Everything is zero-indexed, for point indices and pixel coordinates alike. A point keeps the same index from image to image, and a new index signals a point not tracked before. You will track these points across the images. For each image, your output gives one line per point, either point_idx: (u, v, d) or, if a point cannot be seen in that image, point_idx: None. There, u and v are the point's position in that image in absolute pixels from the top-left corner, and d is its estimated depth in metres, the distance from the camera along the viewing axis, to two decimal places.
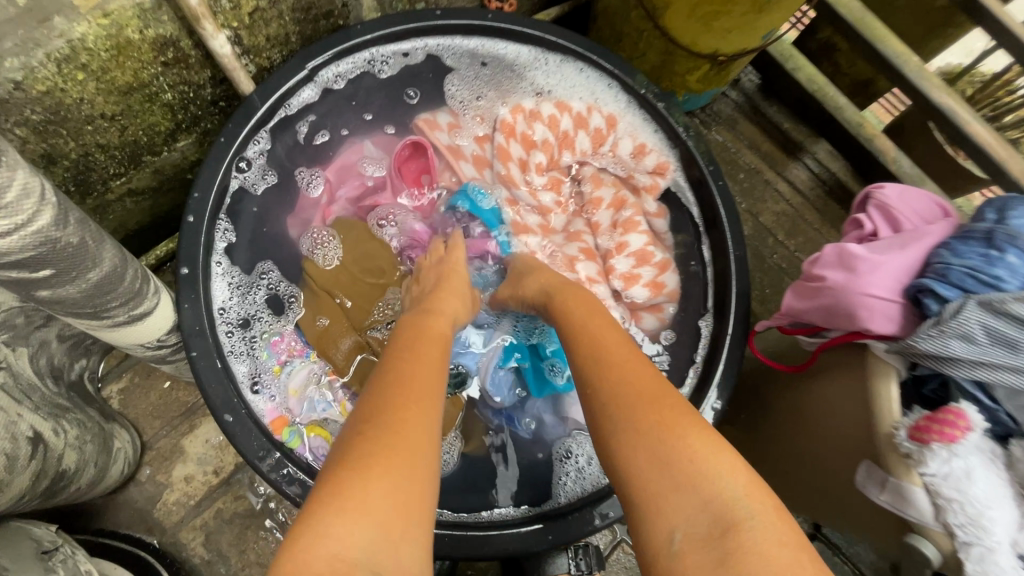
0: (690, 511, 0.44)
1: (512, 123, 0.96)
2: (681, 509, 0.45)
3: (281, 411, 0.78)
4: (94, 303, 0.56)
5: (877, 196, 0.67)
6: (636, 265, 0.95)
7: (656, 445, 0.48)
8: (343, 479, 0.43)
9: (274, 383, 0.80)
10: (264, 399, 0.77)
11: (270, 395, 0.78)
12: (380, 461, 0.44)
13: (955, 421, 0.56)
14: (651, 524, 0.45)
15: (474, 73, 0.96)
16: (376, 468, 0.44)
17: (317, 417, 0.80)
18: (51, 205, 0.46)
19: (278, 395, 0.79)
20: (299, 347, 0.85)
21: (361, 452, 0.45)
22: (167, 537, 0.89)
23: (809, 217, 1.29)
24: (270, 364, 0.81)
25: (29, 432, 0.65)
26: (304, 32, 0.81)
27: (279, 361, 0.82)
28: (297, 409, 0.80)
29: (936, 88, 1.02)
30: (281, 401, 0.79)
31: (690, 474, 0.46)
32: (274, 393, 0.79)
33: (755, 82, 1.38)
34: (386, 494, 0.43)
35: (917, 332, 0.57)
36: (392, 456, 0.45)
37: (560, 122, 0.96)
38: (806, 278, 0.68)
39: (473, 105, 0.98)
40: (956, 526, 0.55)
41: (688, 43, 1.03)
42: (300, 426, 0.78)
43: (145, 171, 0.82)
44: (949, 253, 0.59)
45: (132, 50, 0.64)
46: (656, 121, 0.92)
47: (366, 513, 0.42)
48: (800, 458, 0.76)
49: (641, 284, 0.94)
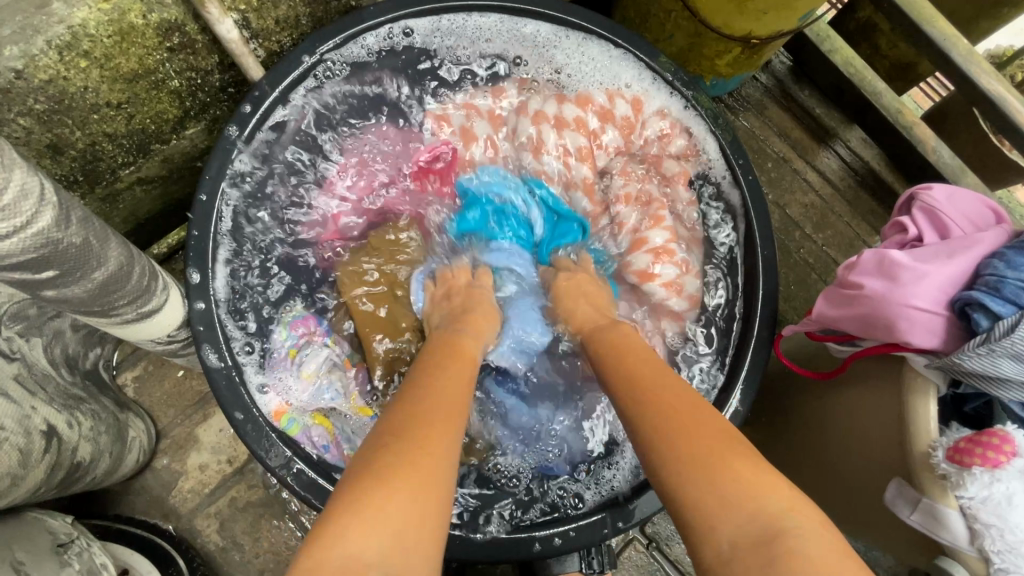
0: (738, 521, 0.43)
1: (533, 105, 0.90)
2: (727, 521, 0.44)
3: (285, 396, 0.75)
4: (100, 302, 0.55)
5: (925, 198, 0.63)
6: (654, 263, 0.85)
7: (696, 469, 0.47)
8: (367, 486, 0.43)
9: (285, 365, 0.77)
10: (269, 384, 0.75)
11: (278, 381, 0.75)
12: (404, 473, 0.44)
13: (999, 445, 0.52)
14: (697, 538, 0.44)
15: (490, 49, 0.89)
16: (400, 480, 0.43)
17: (322, 406, 0.76)
18: (52, 205, 0.44)
19: (286, 376, 0.76)
20: (319, 332, 0.80)
21: (392, 459, 0.45)
22: (183, 524, 0.90)
23: (839, 210, 1.23)
24: (286, 345, 0.78)
25: (43, 425, 0.65)
26: (314, 13, 0.78)
27: (295, 344, 0.78)
28: (304, 395, 0.76)
29: (987, 73, 0.94)
30: (284, 384, 0.76)
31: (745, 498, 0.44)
32: (281, 373, 0.76)
33: (788, 65, 1.30)
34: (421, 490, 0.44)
35: (963, 349, 0.53)
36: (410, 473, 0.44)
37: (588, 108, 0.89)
38: (842, 284, 0.64)
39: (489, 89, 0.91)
40: (993, 552, 0.52)
41: (720, 25, 0.97)
42: (300, 415, 0.75)
43: (154, 160, 0.80)
44: (1002, 265, 0.55)
45: (135, 35, 0.62)
46: (682, 96, 0.87)
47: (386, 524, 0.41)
48: (823, 467, 0.73)
49: (658, 283, 0.84)
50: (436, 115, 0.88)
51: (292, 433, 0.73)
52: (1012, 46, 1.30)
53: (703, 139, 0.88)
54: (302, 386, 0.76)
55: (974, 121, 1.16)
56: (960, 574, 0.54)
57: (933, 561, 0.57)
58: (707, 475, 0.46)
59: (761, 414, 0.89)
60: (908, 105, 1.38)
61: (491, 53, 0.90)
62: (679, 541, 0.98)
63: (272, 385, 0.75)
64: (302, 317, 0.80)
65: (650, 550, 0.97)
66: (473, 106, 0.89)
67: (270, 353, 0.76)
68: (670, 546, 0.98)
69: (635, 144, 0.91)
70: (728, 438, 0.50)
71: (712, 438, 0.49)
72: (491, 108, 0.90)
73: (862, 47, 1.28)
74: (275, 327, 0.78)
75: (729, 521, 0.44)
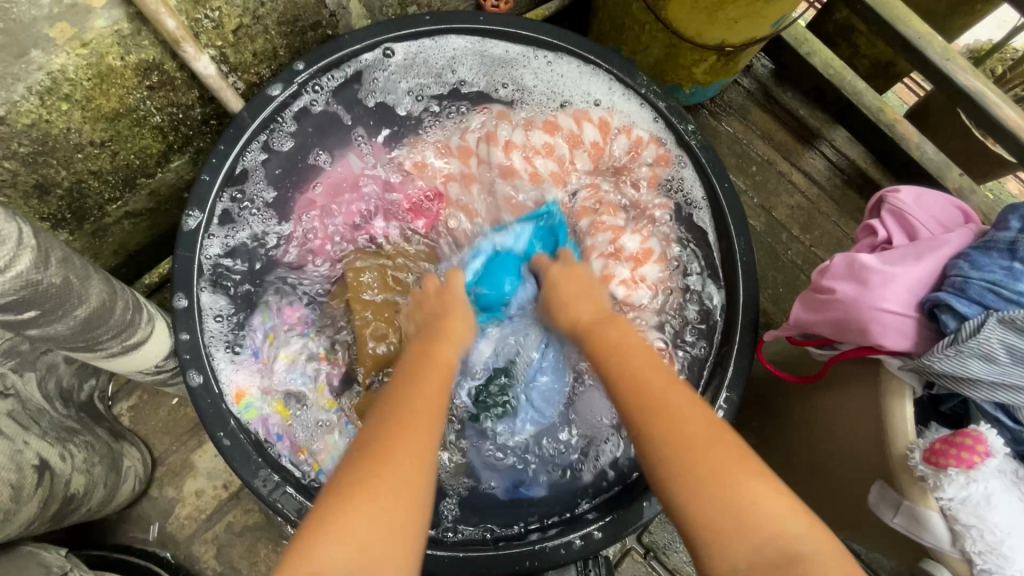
0: (750, 546, 0.44)
1: (506, 132, 0.90)
2: (739, 544, 0.45)
3: (250, 379, 0.77)
4: (85, 337, 0.57)
5: (893, 201, 0.64)
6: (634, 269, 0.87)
7: (714, 495, 0.46)
8: (333, 504, 0.45)
9: (261, 349, 0.80)
10: (241, 364, 0.77)
11: (251, 354, 0.79)
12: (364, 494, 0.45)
13: (973, 446, 0.52)
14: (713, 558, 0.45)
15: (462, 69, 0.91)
16: (359, 501, 0.45)
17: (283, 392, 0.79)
18: (30, 247, 0.46)
19: (263, 360, 0.79)
20: (302, 323, 0.84)
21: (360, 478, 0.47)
22: (181, 550, 0.91)
23: (826, 209, 1.24)
24: (267, 330, 0.81)
25: (35, 459, 0.66)
26: (292, 44, 0.80)
27: (274, 330, 0.82)
28: (274, 378, 0.79)
29: (962, 70, 0.95)
30: (255, 367, 0.78)
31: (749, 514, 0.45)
32: (258, 354, 0.79)
33: (769, 68, 1.31)
34: (393, 500, 0.46)
35: (932, 351, 0.54)
36: (375, 490, 0.46)
37: (561, 125, 0.91)
38: (816, 288, 0.65)
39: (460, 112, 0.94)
40: (975, 553, 0.52)
41: (693, 35, 0.98)
42: (260, 400, 0.77)
43: (141, 193, 0.82)
44: (968, 265, 0.56)
45: (115, 77, 0.64)
46: (653, 109, 0.89)
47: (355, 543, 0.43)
48: (815, 470, 0.72)
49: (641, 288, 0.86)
50: (412, 146, 0.91)
51: (247, 417, 0.74)
52: (992, 39, 1.30)
53: (670, 142, 0.89)
54: (277, 368, 0.79)
55: (956, 117, 1.17)
56: None
57: (919, 564, 0.57)
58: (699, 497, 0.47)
59: (751, 419, 0.89)
60: (892, 102, 1.39)
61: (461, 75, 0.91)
62: (678, 550, 0.98)
63: (242, 363, 0.77)
64: (288, 304, 0.84)
65: (648, 560, 0.97)
66: (445, 141, 0.92)
67: (248, 335, 0.80)
68: (667, 555, 0.98)
69: (607, 162, 0.93)
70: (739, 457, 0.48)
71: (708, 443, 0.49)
72: (463, 143, 0.92)
73: (841, 47, 1.30)
74: (258, 312, 0.81)
75: (740, 544, 0.44)
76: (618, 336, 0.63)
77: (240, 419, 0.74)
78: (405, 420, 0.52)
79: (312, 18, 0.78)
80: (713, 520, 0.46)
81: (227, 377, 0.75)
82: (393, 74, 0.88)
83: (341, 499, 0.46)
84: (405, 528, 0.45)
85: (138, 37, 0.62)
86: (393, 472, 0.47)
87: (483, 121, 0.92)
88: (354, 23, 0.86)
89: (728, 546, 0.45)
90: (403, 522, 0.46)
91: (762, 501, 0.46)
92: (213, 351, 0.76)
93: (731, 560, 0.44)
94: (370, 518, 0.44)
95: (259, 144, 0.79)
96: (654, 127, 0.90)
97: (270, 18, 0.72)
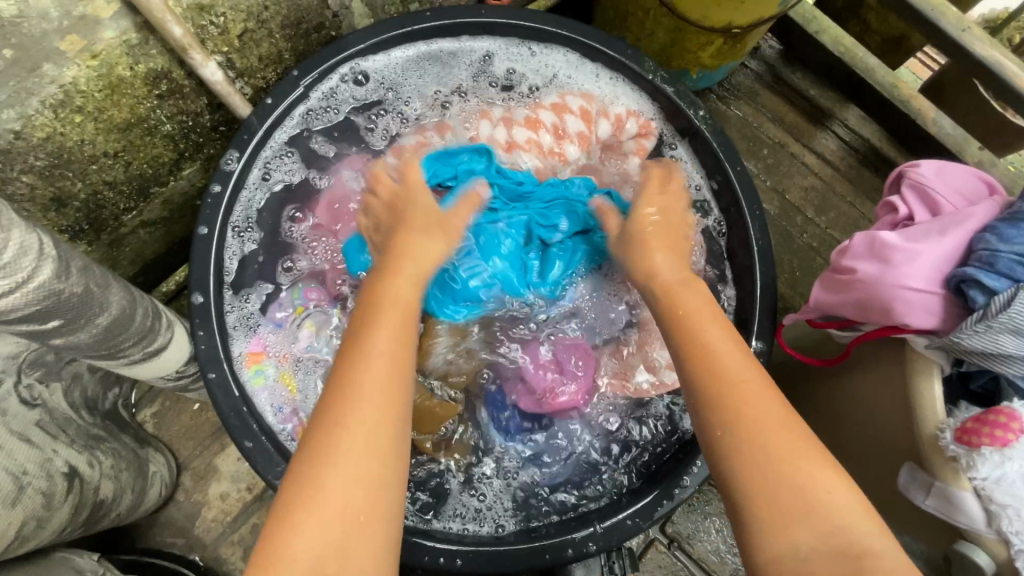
0: (808, 535, 0.44)
1: (485, 130, 0.89)
2: (800, 530, 0.44)
3: (266, 346, 0.79)
4: (108, 345, 0.58)
5: (913, 175, 0.63)
6: None
7: (786, 482, 0.46)
8: (305, 473, 0.46)
9: (286, 319, 0.81)
10: (258, 333, 0.78)
11: (274, 322, 0.80)
12: (327, 456, 0.46)
13: (1007, 423, 0.51)
14: (771, 537, 0.44)
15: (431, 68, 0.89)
16: (331, 460, 0.46)
17: (291, 368, 0.79)
18: (51, 258, 0.46)
19: (286, 331, 0.80)
20: (329, 302, 0.84)
21: (320, 442, 0.47)
22: (209, 553, 0.92)
23: (841, 189, 1.21)
24: (296, 303, 0.82)
25: (64, 467, 0.68)
26: (297, 47, 0.80)
27: (304, 304, 0.82)
28: (296, 350, 0.80)
29: (979, 40, 0.91)
30: (273, 337, 0.79)
31: (809, 496, 0.45)
32: (283, 325, 0.80)
33: (777, 49, 1.28)
34: (355, 472, 0.45)
35: (961, 328, 0.53)
36: (333, 453, 0.46)
37: (541, 116, 0.88)
38: (836, 269, 0.63)
39: (437, 111, 0.91)
40: (1012, 533, 0.50)
41: (699, 18, 0.97)
42: (270, 369, 0.77)
43: (154, 203, 0.83)
44: (995, 238, 0.54)
45: (125, 87, 0.65)
46: (640, 89, 0.89)
47: (323, 508, 0.44)
48: (839, 452, 0.71)
49: None
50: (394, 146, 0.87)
51: (254, 384, 0.76)
52: (1007, 6, 1.27)
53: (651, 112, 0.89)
54: (300, 338, 0.80)
55: (972, 89, 1.14)
56: (981, 557, 0.53)
57: (953, 546, 0.56)
58: (778, 495, 0.45)
59: None
60: (906, 78, 1.36)
61: (441, 83, 0.90)
62: (702, 539, 0.97)
63: (262, 333, 0.79)
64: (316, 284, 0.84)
65: (672, 550, 0.96)
66: (425, 142, 0.88)
67: (278, 305, 0.81)
68: (692, 544, 0.97)
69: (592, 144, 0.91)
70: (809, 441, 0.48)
71: (784, 423, 0.49)
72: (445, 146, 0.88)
73: (851, 24, 1.27)
74: (287, 288, 0.82)
75: (799, 533, 0.44)
76: (694, 300, 0.60)
77: (246, 383, 0.75)
78: (355, 409, 0.48)
79: (316, 20, 0.78)
80: (774, 508, 0.45)
81: (241, 343, 0.77)
82: (372, 93, 0.87)
83: (298, 498, 0.45)
84: (370, 517, 0.45)
85: (146, 46, 0.62)
86: (367, 467, 0.46)
87: (460, 115, 0.91)
88: (357, 23, 0.86)
89: (790, 528, 0.44)
90: (368, 516, 0.45)
91: (840, 505, 0.45)
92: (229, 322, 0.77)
93: (792, 544, 0.44)
94: (320, 520, 0.43)
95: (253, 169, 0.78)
96: (633, 99, 0.89)
97: (274, 22, 0.73)
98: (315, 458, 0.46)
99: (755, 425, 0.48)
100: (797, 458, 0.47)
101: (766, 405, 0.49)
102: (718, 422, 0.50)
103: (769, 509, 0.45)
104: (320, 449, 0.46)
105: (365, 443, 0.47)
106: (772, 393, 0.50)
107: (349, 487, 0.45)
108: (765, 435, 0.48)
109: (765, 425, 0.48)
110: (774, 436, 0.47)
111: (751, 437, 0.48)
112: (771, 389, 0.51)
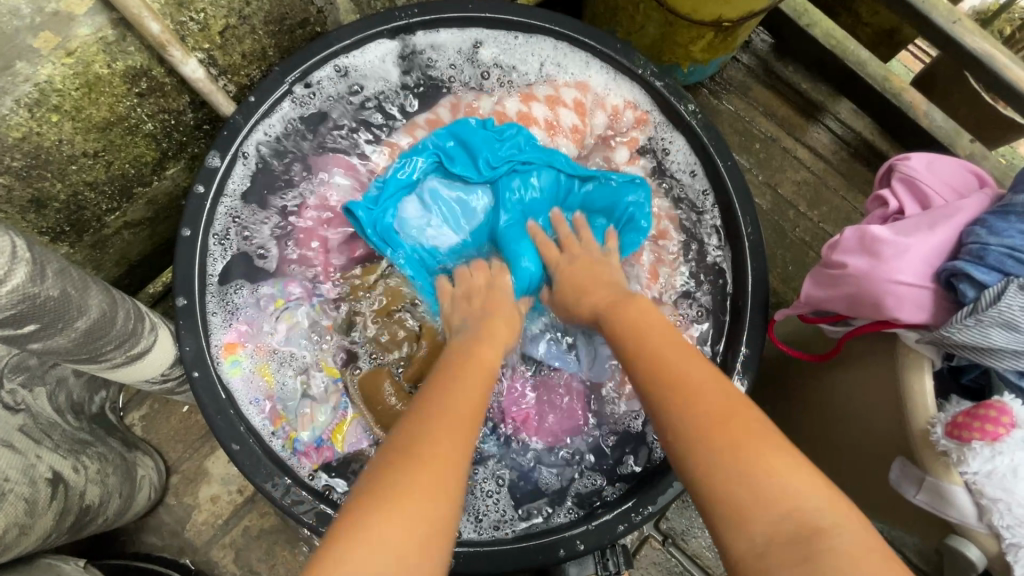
0: (767, 520, 0.43)
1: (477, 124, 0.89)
2: (758, 517, 0.43)
3: (244, 335, 0.78)
4: (89, 349, 0.57)
5: (903, 169, 0.62)
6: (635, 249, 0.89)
7: (735, 467, 0.46)
8: (359, 514, 0.43)
9: (267, 310, 0.80)
10: (235, 322, 0.77)
11: (252, 314, 0.79)
12: (390, 496, 0.43)
13: (997, 418, 0.51)
14: (730, 531, 0.44)
15: (418, 63, 0.88)
16: (392, 504, 0.43)
17: (267, 358, 0.78)
18: (24, 261, 0.45)
19: (265, 321, 0.80)
20: (309, 293, 0.83)
21: (398, 482, 0.45)
22: (199, 556, 0.91)
23: (833, 183, 1.21)
24: (277, 295, 0.81)
25: (48, 473, 0.67)
26: (281, 44, 0.78)
27: (285, 296, 0.81)
28: (272, 340, 0.79)
29: (970, 32, 0.91)
30: (253, 327, 0.78)
31: (763, 481, 0.44)
32: (263, 313, 0.79)
33: (768, 42, 1.27)
34: (412, 522, 0.42)
35: (951, 322, 0.52)
36: (408, 496, 0.44)
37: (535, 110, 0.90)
38: (826, 264, 0.63)
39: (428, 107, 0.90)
40: (1003, 528, 0.50)
41: (689, 12, 0.96)
42: (246, 360, 0.76)
43: (138, 203, 0.82)
44: (985, 231, 0.54)
45: (103, 85, 0.63)
46: (628, 80, 0.87)
47: (375, 549, 0.41)
48: (832, 448, 0.71)
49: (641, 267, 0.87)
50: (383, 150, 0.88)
51: (231, 374, 0.75)
52: None
53: (645, 104, 0.88)
54: (278, 329, 0.80)
55: (964, 81, 1.13)
56: (972, 552, 0.53)
57: (944, 541, 0.55)
58: (736, 481, 0.45)
59: (764, 403, 0.88)
60: (898, 71, 1.36)
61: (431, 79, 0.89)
62: (696, 535, 0.97)
63: (240, 321, 0.77)
64: (304, 278, 0.83)
65: (667, 546, 0.96)
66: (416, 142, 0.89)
67: (259, 297, 0.80)
68: (686, 540, 0.97)
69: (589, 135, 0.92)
70: (746, 408, 0.49)
71: (727, 405, 0.49)
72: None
73: (843, 17, 1.27)
74: (269, 279, 0.81)
75: (762, 519, 0.43)
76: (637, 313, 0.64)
77: (223, 373, 0.74)
78: (427, 453, 0.47)
79: (300, 16, 0.77)
80: (730, 496, 0.45)
81: (219, 332, 0.75)
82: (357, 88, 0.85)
83: (350, 537, 0.41)
84: (417, 565, 0.41)
85: (124, 43, 0.61)
86: (409, 507, 0.43)
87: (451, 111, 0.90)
88: (343, 19, 0.84)
89: (749, 516, 0.43)
90: (414, 557, 0.41)
91: (790, 481, 0.44)
92: (211, 310, 0.75)
93: (749, 532, 0.43)
94: (372, 562, 0.40)
95: (238, 165, 0.77)
96: (626, 90, 0.88)
97: (256, 18, 0.71)
98: (364, 508, 0.43)
99: (693, 407, 0.50)
100: (744, 439, 0.47)
101: (704, 390, 0.51)
102: (661, 402, 0.51)
103: (726, 497, 0.45)
104: (385, 492, 0.44)
105: (437, 490, 0.45)
106: (713, 381, 0.52)
107: (410, 528, 0.42)
108: (698, 416, 0.49)
109: (698, 406, 0.50)
110: (703, 419, 0.49)
111: (690, 420, 0.49)
112: (709, 372, 0.53)
